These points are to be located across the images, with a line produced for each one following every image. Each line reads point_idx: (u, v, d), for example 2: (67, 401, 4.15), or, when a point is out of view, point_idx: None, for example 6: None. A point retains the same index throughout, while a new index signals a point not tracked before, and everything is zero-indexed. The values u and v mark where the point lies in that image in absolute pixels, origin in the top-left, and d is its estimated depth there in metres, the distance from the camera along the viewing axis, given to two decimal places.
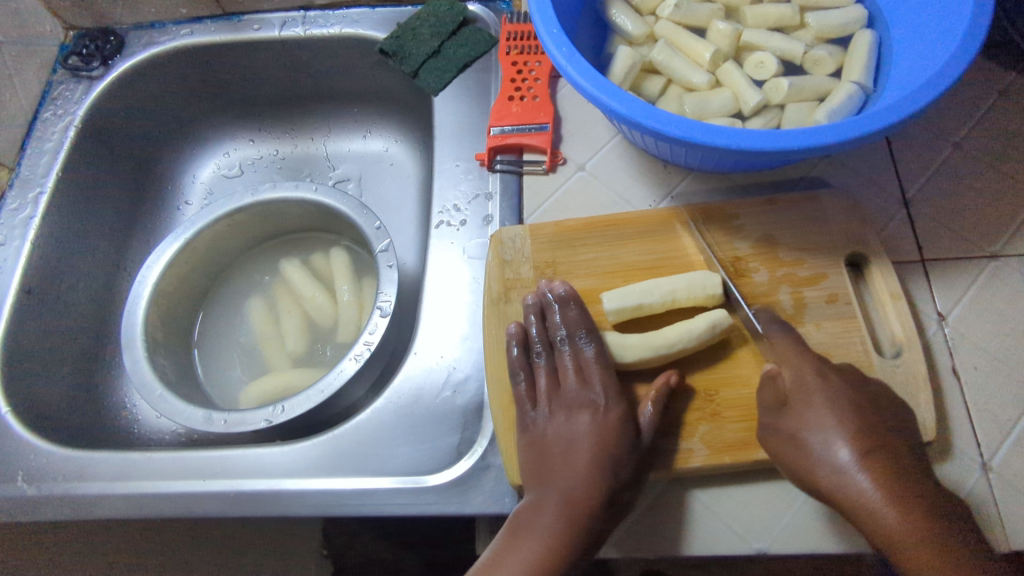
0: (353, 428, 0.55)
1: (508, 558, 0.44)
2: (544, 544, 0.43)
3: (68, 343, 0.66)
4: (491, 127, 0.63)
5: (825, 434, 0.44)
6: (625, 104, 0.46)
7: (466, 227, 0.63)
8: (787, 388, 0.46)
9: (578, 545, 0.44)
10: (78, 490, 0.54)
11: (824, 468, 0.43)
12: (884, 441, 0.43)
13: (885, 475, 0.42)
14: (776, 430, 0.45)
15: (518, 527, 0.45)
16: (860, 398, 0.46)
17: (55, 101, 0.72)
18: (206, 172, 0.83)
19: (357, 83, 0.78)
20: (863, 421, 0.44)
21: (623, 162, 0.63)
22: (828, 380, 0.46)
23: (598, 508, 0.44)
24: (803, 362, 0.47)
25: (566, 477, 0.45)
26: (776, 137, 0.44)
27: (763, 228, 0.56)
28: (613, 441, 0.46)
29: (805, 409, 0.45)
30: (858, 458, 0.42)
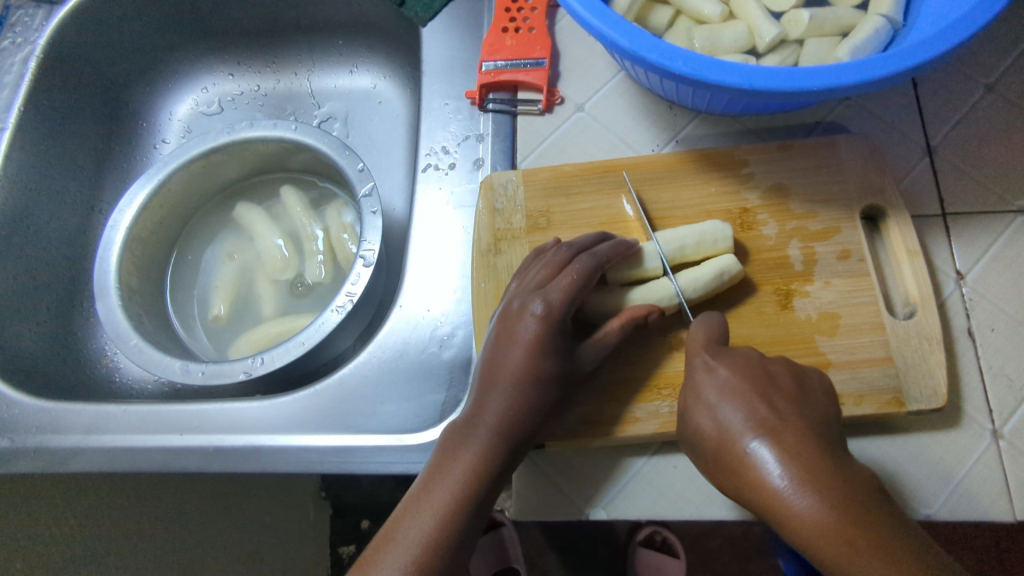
0: (335, 383, 0.53)
1: (439, 475, 0.41)
2: (473, 458, 0.41)
3: (42, 289, 0.64)
4: (483, 62, 0.58)
5: (718, 434, 0.39)
6: (628, 37, 0.42)
7: (456, 170, 0.58)
8: (685, 391, 0.42)
9: (504, 456, 0.42)
10: (54, 444, 0.51)
11: (728, 473, 0.38)
12: (782, 423, 0.38)
13: (783, 463, 0.36)
14: (689, 441, 0.42)
15: (450, 444, 0.42)
16: (756, 379, 0.40)
17: (13, 28, 0.65)
18: (184, 108, 0.79)
19: (341, 12, 0.73)
20: (755, 407, 0.39)
21: (625, 103, 0.58)
22: (716, 367, 0.41)
23: (527, 421, 0.43)
24: (692, 357, 0.43)
25: (501, 390, 0.42)
26: (764, 78, 0.41)
27: (775, 176, 0.52)
28: (548, 355, 0.43)
29: (697, 409, 0.41)
30: (751, 450, 0.37)
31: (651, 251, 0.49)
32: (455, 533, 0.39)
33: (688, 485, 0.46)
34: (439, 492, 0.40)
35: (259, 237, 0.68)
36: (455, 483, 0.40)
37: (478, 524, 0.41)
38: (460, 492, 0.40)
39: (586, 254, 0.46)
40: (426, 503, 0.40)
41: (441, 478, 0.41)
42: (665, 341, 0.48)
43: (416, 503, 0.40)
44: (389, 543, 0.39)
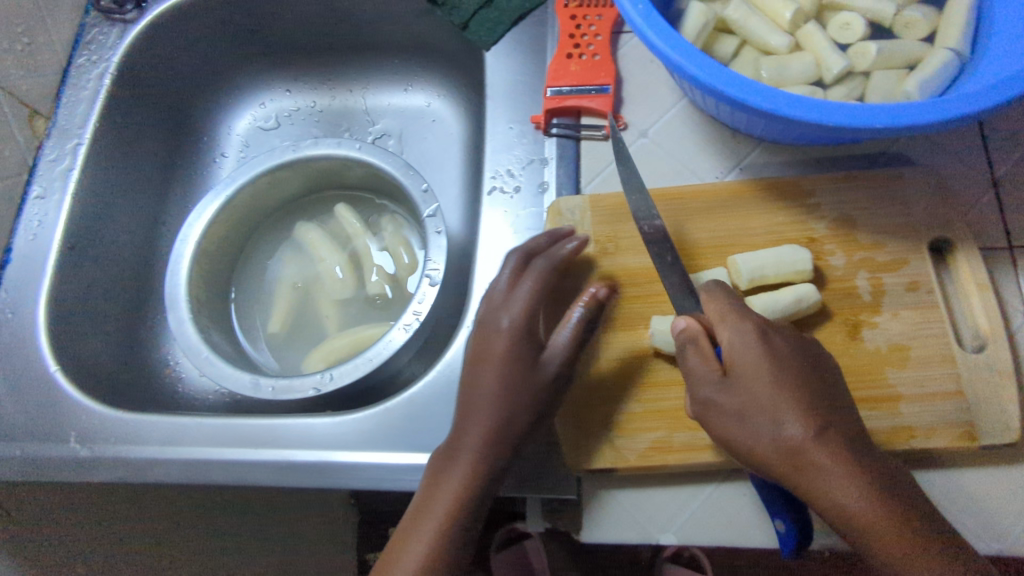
0: (405, 401, 0.53)
1: (437, 485, 0.43)
2: (464, 465, 0.43)
3: (111, 299, 0.65)
4: (547, 88, 0.60)
5: (776, 414, 0.41)
6: (700, 66, 0.44)
7: (520, 194, 0.59)
8: (727, 357, 0.43)
9: (496, 463, 0.43)
10: (135, 454, 0.53)
11: (775, 452, 0.40)
12: (834, 415, 0.41)
13: (840, 455, 0.39)
14: (721, 408, 0.42)
15: (442, 460, 0.44)
16: (804, 364, 0.43)
17: (88, 47, 0.67)
18: (243, 124, 0.81)
19: (401, 32, 0.74)
20: (810, 394, 0.41)
21: (689, 130, 0.59)
22: (771, 343, 0.43)
23: (515, 430, 0.44)
24: (743, 326, 0.44)
25: (489, 398, 0.44)
26: (860, 115, 0.42)
27: (840, 207, 0.53)
28: (518, 364, 0.45)
29: (751, 382, 0.42)
30: (811, 435, 0.40)
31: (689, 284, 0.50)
32: (453, 546, 0.42)
33: (759, 512, 0.47)
34: (438, 501, 0.43)
35: (319, 257, 0.69)
36: (451, 491, 0.43)
37: (474, 527, 0.43)
38: (457, 498, 0.42)
39: (543, 262, 0.50)
40: (423, 524, 0.42)
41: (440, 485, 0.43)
42: None
43: (417, 524, 0.43)
44: (401, 546, 0.43)
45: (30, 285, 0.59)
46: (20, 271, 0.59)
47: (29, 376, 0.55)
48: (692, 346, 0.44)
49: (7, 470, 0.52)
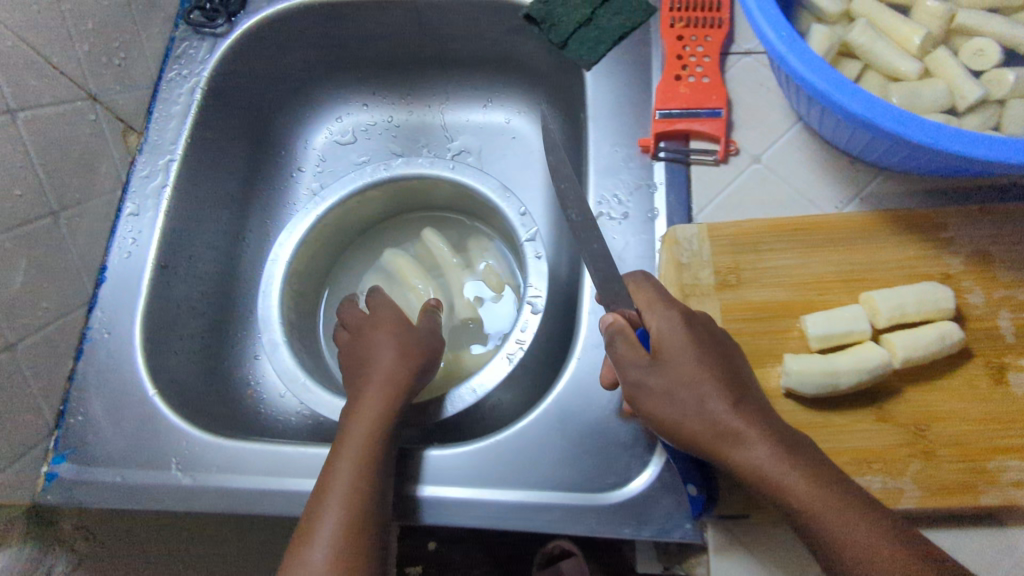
0: (515, 435, 0.52)
1: (343, 440, 0.49)
2: (366, 418, 0.50)
3: (199, 318, 0.63)
4: (656, 110, 0.58)
5: (700, 393, 0.43)
6: (862, 103, 0.44)
7: (629, 222, 0.57)
8: (657, 341, 0.45)
9: (391, 419, 0.51)
10: (238, 484, 0.51)
11: (701, 425, 0.42)
12: (747, 392, 0.43)
13: (756, 424, 0.42)
14: (652, 390, 0.44)
15: (349, 416, 0.51)
16: (721, 347, 0.45)
17: (178, 61, 0.67)
18: (320, 139, 0.79)
19: (487, 48, 0.73)
20: (729, 373, 0.44)
21: (804, 156, 0.57)
22: (694, 328, 0.45)
23: (404, 384, 0.54)
24: (671, 312, 0.46)
25: (387, 352, 0.55)
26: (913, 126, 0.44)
27: (977, 241, 0.50)
28: (398, 332, 0.57)
29: (676, 361, 0.44)
30: (731, 409, 0.42)
31: (816, 322, 0.48)
32: (364, 487, 0.47)
33: None
34: (349, 447, 0.48)
35: (409, 284, 0.67)
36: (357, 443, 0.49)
37: (385, 488, 0.48)
38: (361, 450, 0.48)
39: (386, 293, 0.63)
40: (337, 467, 0.47)
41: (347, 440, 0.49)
42: (870, 411, 0.47)
43: (333, 469, 0.47)
44: (319, 504, 0.46)
45: (125, 306, 0.58)
46: (115, 291, 0.58)
47: (127, 400, 0.55)
48: (622, 336, 0.46)
49: (109, 496, 0.52)
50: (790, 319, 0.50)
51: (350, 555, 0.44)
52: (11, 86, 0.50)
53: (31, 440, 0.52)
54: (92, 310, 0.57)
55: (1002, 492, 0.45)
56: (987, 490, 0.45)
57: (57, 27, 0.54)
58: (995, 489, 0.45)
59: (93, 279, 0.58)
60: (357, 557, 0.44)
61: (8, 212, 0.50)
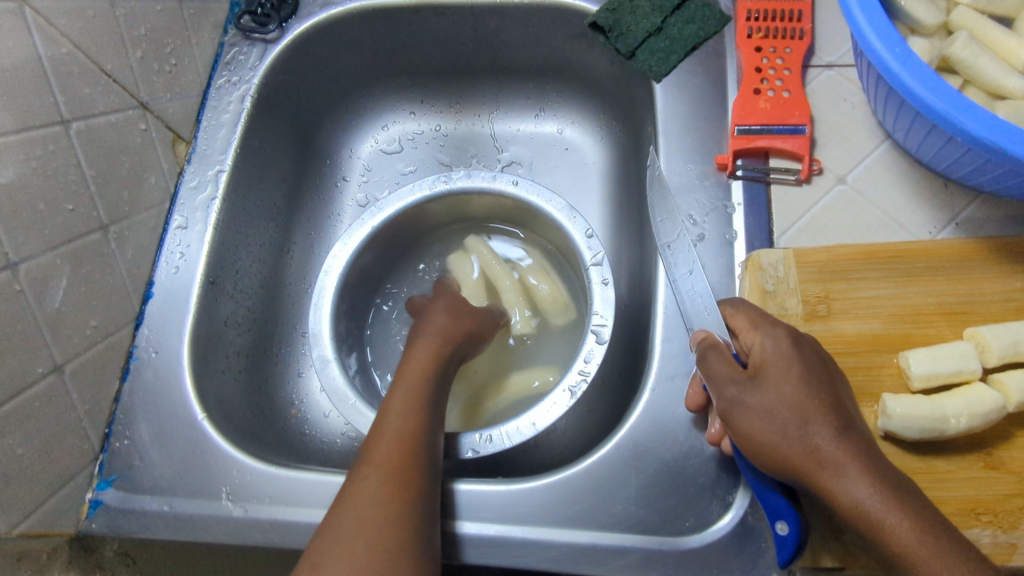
0: (583, 471, 0.48)
1: (388, 407, 0.48)
2: (414, 384, 0.49)
3: (244, 335, 0.61)
4: (734, 126, 0.55)
5: (807, 418, 0.40)
6: (975, 122, 0.41)
7: (705, 244, 0.54)
8: (755, 360, 0.43)
9: (437, 392, 0.50)
10: (291, 518, 0.48)
11: (800, 449, 0.39)
12: (852, 422, 0.40)
13: (861, 455, 0.39)
14: (749, 406, 0.41)
15: (395, 387, 0.49)
16: (828, 373, 0.42)
17: (227, 67, 0.64)
18: (366, 147, 0.76)
19: (544, 56, 0.70)
20: (834, 399, 0.41)
21: (893, 177, 0.53)
22: (802, 349, 0.43)
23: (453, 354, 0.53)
24: (778, 332, 0.43)
25: (440, 314, 0.56)
26: (1010, 140, 0.40)
27: None
28: (456, 304, 0.58)
29: (776, 379, 0.41)
30: (837, 439, 0.39)
31: (918, 359, 0.44)
32: (410, 459, 0.44)
33: None
34: (395, 416, 0.47)
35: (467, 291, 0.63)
36: (402, 417, 0.47)
37: (433, 464, 0.46)
38: (411, 424, 0.46)
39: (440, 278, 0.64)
40: (382, 434, 0.46)
41: (393, 406, 0.48)
42: (979, 457, 0.43)
43: (378, 437, 0.46)
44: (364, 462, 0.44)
45: (173, 323, 0.55)
46: (162, 307, 0.56)
47: (176, 424, 0.52)
48: (715, 352, 0.45)
49: (157, 527, 0.49)
50: (885, 353, 0.47)
51: (392, 510, 0.41)
52: (63, 94, 0.48)
53: (76, 465, 0.49)
54: (139, 327, 0.55)
55: None
56: None
57: (111, 33, 0.52)
58: None
59: (140, 295, 0.56)
60: (399, 514, 0.41)
61: (59, 226, 0.48)
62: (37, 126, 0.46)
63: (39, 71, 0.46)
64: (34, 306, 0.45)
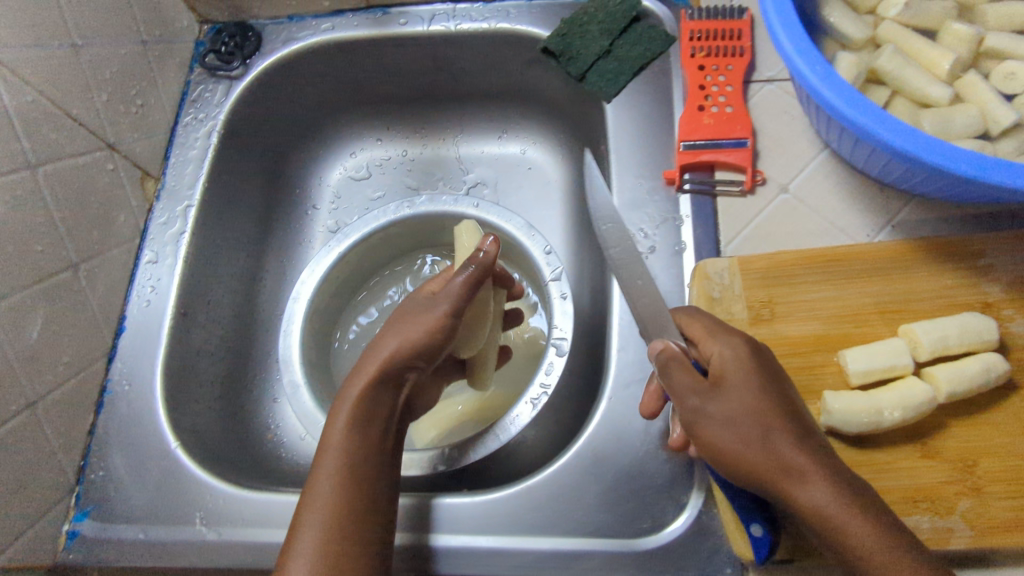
0: (546, 480, 0.50)
1: (323, 445, 0.46)
2: (342, 418, 0.46)
3: (220, 363, 0.62)
4: (681, 141, 0.58)
5: (769, 428, 0.41)
6: (895, 133, 0.43)
7: (656, 255, 0.56)
8: (716, 368, 0.44)
9: (371, 427, 0.47)
10: (263, 540, 0.49)
11: (764, 458, 0.41)
12: (808, 426, 0.42)
13: (821, 460, 0.40)
14: (712, 416, 0.42)
15: (326, 425, 0.47)
16: (781, 378, 0.44)
17: (193, 104, 0.66)
18: (335, 174, 0.78)
19: (503, 80, 0.72)
20: (789, 405, 0.42)
21: (832, 184, 0.56)
22: (758, 357, 0.44)
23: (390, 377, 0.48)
24: (735, 340, 0.45)
25: (382, 337, 0.50)
26: (927, 147, 0.43)
27: (1018, 269, 0.49)
28: (401, 322, 0.50)
29: (735, 389, 0.43)
30: (799, 446, 0.40)
31: (854, 357, 0.47)
32: (352, 503, 0.44)
33: None
34: (328, 460, 0.45)
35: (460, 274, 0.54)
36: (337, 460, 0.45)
37: (381, 494, 0.46)
38: (346, 464, 0.45)
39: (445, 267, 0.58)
40: (318, 481, 0.44)
41: (325, 442, 0.46)
42: (914, 447, 0.45)
43: (314, 482, 0.44)
44: (309, 495, 0.44)
45: (145, 356, 0.57)
46: (134, 340, 0.57)
47: (149, 452, 0.54)
48: (677, 363, 0.44)
49: (132, 555, 0.50)
50: (827, 353, 0.49)
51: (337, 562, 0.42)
52: (29, 139, 0.50)
53: (52, 498, 0.51)
54: (112, 361, 0.57)
55: None
56: None
57: (76, 79, 0.54)
58: None
59: (112, 329, 0.57)
60: (350, 560, 0.42)
61: (29, 266, 0.49)
62: (5, 171, 0.48)
63: (5, 119, 0.48)
64: (6, 344, 0.47)
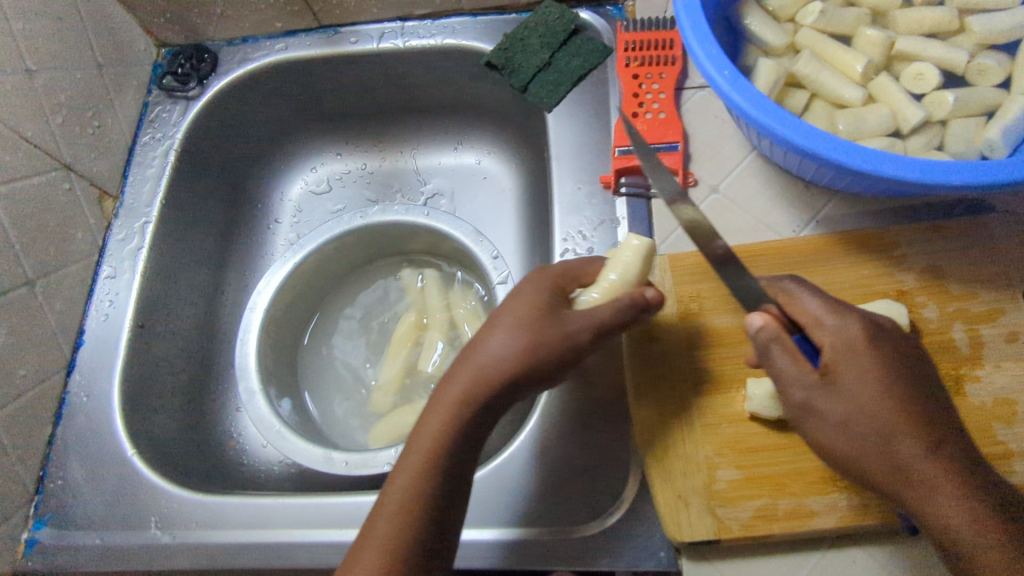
0: (489, 474, 0.52)
1: (404, 457, 0.44)
2: (427, 436, 0.44)
3: (180, 374, 0.64)
4: (616, 147, 0.60)
5: (893, 437, 0.42)
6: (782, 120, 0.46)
7: (594, 256, 0.59)
8: (826, 361, 0.44)
9: (456, 451, 0.44)
10: (216, 540, 0.51)
11: (884, 463, 0.42)
12: (931, 426, 0.42)
13: (942, 465, 0.41)
14: (825, 417, 0.43)
15: (412, 435, 0.45)
16: (915, 374, 0.44)
17: (151, 124, 0.69)
18: (296, 189, 0.80)
19: (455, 93, 0.75)
20: (913, 406, 0.42)
21: (760, 183, 0.58)
22: (878, 354, 0.43)
23: (501, 390, 0.44)
24: (848, 331, 0.44)
25: (496, 345, 0.45)
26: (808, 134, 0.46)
27: (929, 258, 0.52)
28: (522, 338, 0.44)
29: (856, 389, 0.43)
30: (927, 454, 0.41)
31: None
32: (419, 527, 0.42)
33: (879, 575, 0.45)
34: (403, 474, 0.43)
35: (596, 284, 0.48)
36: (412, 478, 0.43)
37: (447, 520, 0.43)
38: (420, 485, 0.43)
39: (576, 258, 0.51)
40: (389, 496, 0.43)
41: (406, 455, 0.44)
42: None
43: (385, 495, 0.43)
44: (378, 507, 0.43)
45: (103, 368, 0.59)
46: (92, 353, 0.59)
47: (106, 461, 0.55)
48: (776, 345, 0.43)
49: (88, 561, 0.52)
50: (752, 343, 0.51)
51: None
52: None
53: (9, 508, 0.52)
54: (70, 374, 0.58)
55: None
56: None
57: (30, 104, 0.56)
58: None
59: (70, 343, 0.59)
60: None
61: None
62: None
63: None
64: None
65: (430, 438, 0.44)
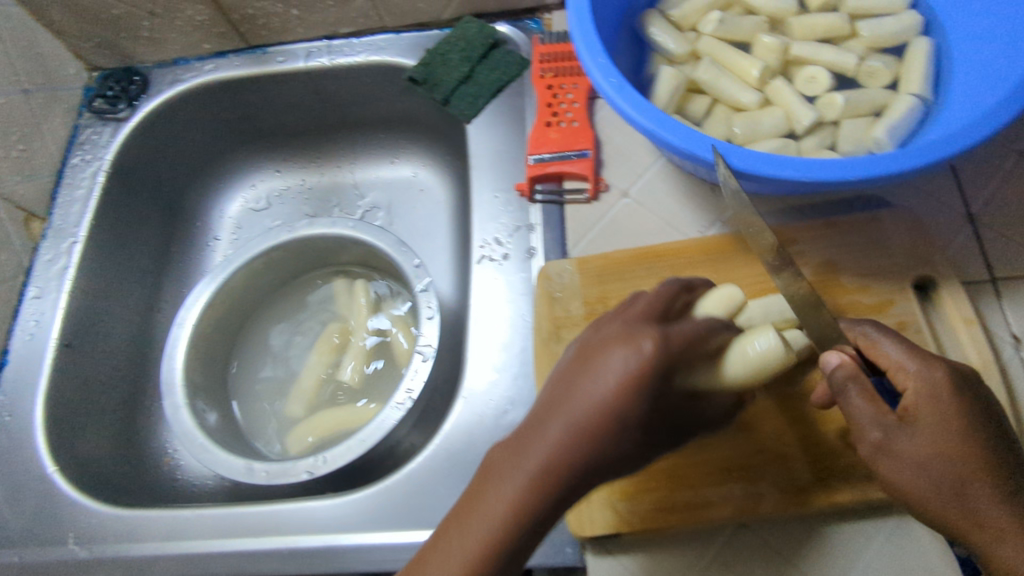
0: (405, 477, 0.53)
1: (455, 531, 0.36)
2: (489, 522, 0.35)
3: (111, 392, 0.64)
4: (529, 155, 0.61)
5: (967, 484, 0.39)
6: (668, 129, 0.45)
7: (509, 261, 0.60)
8: (907, 406, 0.41)
9: (522, 541, 0.36)
10: (133, 553, 0.52)
11: (957, 509, 0.39)
12: (1006, 475, 0.39)
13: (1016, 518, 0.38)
14: (900, 457, 0.39)
15: (467, 509, 0.36)
16: (990, 421, 0.41)
17: (81, 147, 0.70)
18: (235, 207, 0.80)
19: (386, 108, 0.76)
20: (991, 455, 0.39)
21: (669, 187, 0.60)
22: (957, 400, 0.40)
23: (579, 474, 0.35)
24: (935, 374, 0.41)
25: (580, 421, 0.35)
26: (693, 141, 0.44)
27: (824, 253, 0.54)
28: (622, 420, 0.35)
29: (932, 433, 0.40)
30: (997, 501, 0.38)
31: None
32: None
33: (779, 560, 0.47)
34: (455, 554, 0.35)
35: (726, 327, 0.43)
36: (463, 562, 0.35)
37: None
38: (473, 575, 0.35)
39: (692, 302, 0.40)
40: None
41: (457, 532, 0.36)
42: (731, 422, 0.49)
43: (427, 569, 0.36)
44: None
45: (27, 387, 0.59)
46: (17, 373, 0.60)
47: (27, 480, 0.56)
48: (855, 385, 0.41)
49: None
50: None
51: None
52: None
53: None
54: None
55: (857, 488, 0.46)
56: (842, 486, 0.46)
57: None
58: (850, 485, 0.46)
59: None
60: None
61: None
62: None
63: None
64: None
65: (494, 527, 0.35)
